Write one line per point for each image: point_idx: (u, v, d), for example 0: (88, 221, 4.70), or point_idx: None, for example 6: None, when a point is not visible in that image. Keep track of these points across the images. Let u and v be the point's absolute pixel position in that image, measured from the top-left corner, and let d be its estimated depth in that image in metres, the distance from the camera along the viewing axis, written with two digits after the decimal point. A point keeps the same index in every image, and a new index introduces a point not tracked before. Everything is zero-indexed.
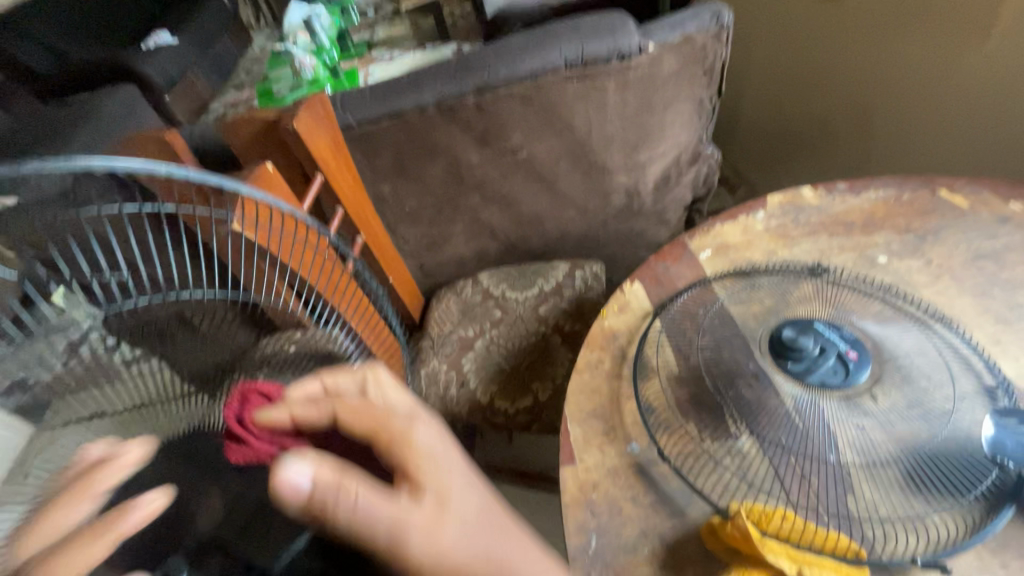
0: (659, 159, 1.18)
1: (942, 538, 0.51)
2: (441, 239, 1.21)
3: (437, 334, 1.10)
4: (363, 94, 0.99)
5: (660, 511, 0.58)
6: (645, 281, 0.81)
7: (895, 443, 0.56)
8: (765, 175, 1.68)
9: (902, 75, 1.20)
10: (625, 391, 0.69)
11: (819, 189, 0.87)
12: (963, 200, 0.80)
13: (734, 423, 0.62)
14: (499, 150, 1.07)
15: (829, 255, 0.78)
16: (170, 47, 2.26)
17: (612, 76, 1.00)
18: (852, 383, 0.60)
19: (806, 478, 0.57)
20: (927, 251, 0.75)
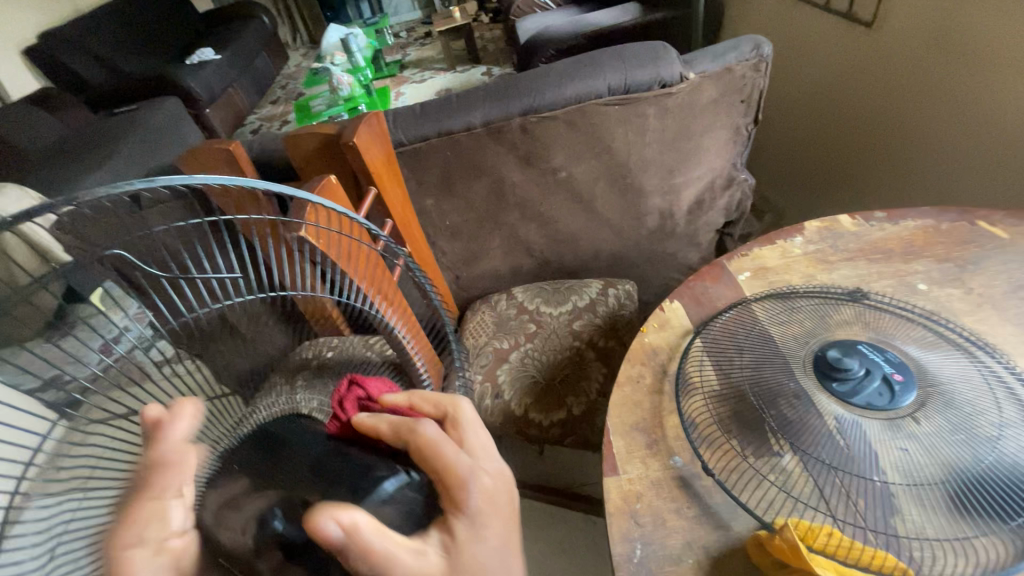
0: (694, 183, 1.21)
1: (991, 560, 0.51)
2: (478, 253, 1.25)
3: (472, 345, 1.13)
4: (415, 113, 1.05)
5: (704, 524, 0.60)
6: (684, 300, 0.84)
7: (940, 466, 0.57)
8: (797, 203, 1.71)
9: (934, 109, 1.21)
10: (666, 405, 0.71)
11: (857, 218, 0.89)
12: (1003, 231, 0.81)
13: (777, 440, 0.63)
14: (540, 170, 1.11)
15: (868, 281, 0.79)
16: (216, 64, 2.38)
17: (653, 103, 1.04)
18: (897, 406, 0.62)
19: (852, 497, 0.57)
20: (968, 280, 0.76)
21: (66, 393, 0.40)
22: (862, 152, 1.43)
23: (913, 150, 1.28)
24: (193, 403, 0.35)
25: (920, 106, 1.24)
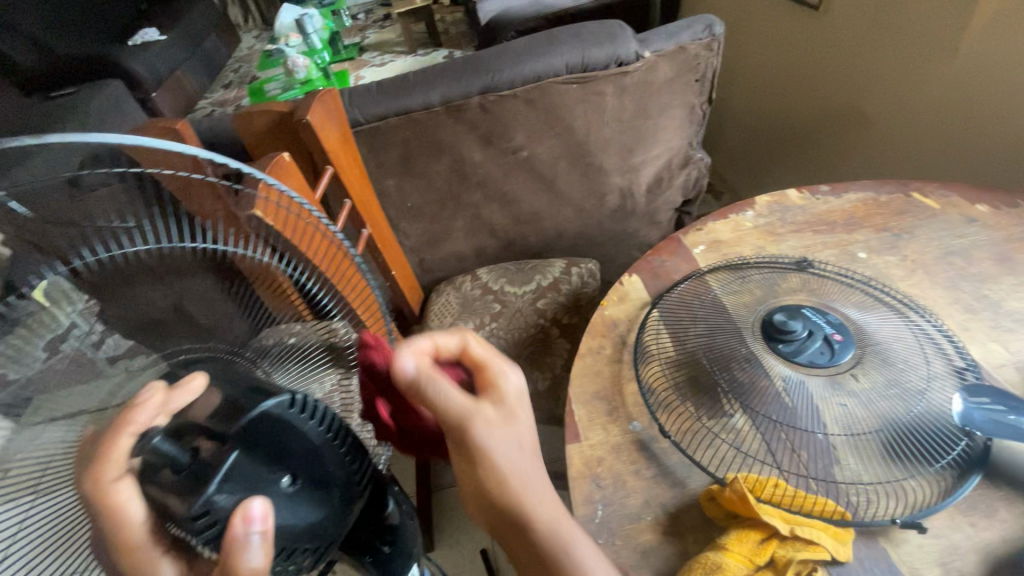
0: (652, 162, 1.23)
1: (918, 501, 0.56)
2: (442, 235, 1.25)
3: (438, 327, 1.13)
4: (372, 92, 1.03)
5: (661, 483, 0.62)
6: (642, 274, 0.86)
7: (875, 418, 0.61)
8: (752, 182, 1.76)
9: (877, 89, 1.26)
10: (626, 373, 0.73)
11: (804, 192, 0.93)
12: (934, 202, 0.87)
13: (729, 402, 0.66)
14: (501, 150, 1.11)
15: (814, 251, 0.83)
16: (160, 45, 2.25)
17: (610, 81, 1.05)
18: (837, 363, 0.65)
19: (796, 450, 0.61)
20: (903, 248, 0.81)
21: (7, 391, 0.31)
22: (812, 132, 1.48)
23: (858, 129, 1.34)
24: (201, 381, 0.35)
25: (863, 87, 1.30)
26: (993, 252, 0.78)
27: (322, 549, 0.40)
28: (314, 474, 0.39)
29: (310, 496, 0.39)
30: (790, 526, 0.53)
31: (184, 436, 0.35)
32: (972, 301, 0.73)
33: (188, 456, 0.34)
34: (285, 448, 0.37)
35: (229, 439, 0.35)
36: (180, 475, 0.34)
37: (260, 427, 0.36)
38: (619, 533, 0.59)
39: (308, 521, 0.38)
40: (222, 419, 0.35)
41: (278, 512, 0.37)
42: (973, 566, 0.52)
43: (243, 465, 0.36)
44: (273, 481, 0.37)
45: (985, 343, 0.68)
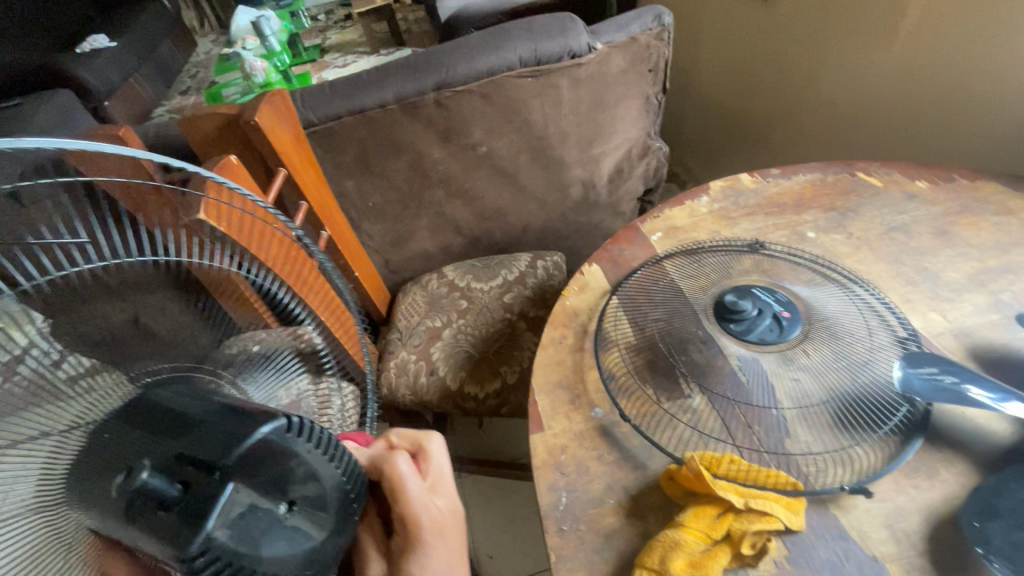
0: (612, 153, 1.25)
1: (866, 467, 0.58)
2: (406, 234, 1.24)
3: (405, 326, 1.12)
4: (324, 91, 1.01)
5: (624, 466, 0.63)
6: (602, 264, 0.87)
7: (824, 389, 0.63)
8: (711, 168, 1.79)
9: (826, 74, 1.30)
10: (587, 361, 0.74)
11: (755, 175, 0.96)
12: (877, 180, 0.90)
13: (687, 383, 0.68)
14: (460, 146, 1.11)
15: (766, 233, 0.86)
16: (109, 51, 2.15)
17: (565, 74, 1.06)
18: (786, 339, 0.68)
19: (751, 426, 0.63)
20: (849, 226, 0.84)
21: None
22: (766, 117, 1.51)
23: (810, 114, 1.38)
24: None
25: (811, 73, 1.33)
26: (933, 226, 0.81)
27: (319, 573, 0.37)
28: (312, 496, 0.37)
29: (309, 518, 0.36)
30: (743, 500, 0.54)
31: (167, 464, 0.33)
32: (913, 274, 0.76)
33: (180, 490, 0.32)
34: (281, 472, 0.35)
35: (221, 467, 0.33)
36: (172, 511, 0.32)
37: (255, 454, 0.34)
38: (583, 518, 0.59)
39: (310, 542, 0.36)
40: (211, 445, 0.33)
41: (270, 542, 0.34)
42: (917, 526, 0.54)
43: (241, 493, 0.33)
44: (269, 509, 0.34)
45: (925, 313, 0.71)
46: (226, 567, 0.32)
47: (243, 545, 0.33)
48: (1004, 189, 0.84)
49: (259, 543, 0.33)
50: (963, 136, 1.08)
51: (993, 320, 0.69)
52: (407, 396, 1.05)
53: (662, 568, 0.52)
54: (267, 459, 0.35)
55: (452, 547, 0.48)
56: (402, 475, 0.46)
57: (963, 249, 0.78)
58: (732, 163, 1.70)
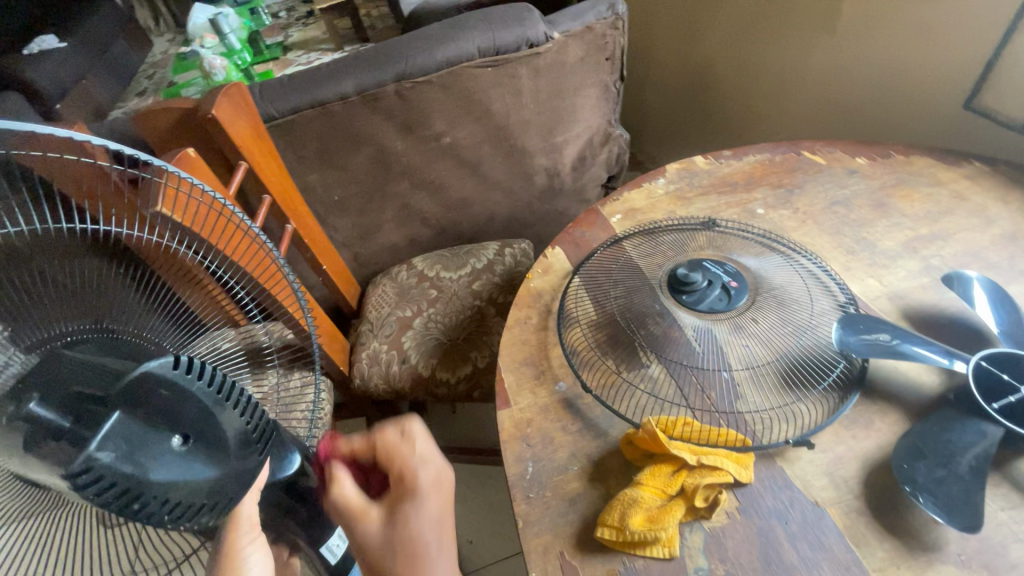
0: (574, 141, 1.28)
1: (810, 422, 0.62)
2: (373, 227, 1.24)
3: (375, 318, 1.13)
4: (282, 85, 1.01)
5: (586, 435, 0.66)
6: (564, 246, 0.90)
7: (771, 353, 0.67)
8: (673, 155, 1.84)
9: (774, 61, 1.35)
10: (551, 339, 0.77)
11: (708, 157, 1.00)
12: (821, 158, 0.95)
13: (645, 354, 0.71)
14: (423, 137, 1.12)
15: (718, 211, 0.89)
16: (59, 51, 2.07)
17: (523, 64, 1.08)
18: (734, 307, 0.71)
19: (705, 391, 0.66)
20: (795, 202, 0.88)
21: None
22: (722, 103, 1.56)
23: (762, 100, 1.43)
24: None
25: (761, 60, 1.38)
26: (871, 198, 0.87)
27: (222, 505, 0.36)
28: (207, 430, 0.36)
29: (206, 452, 0.35)
30: (697, 457, 0.58)
31: (65, 403, 0.32)
32: (853, 244, 0.81)
33: (71, 422, 0.32)
34: (172, 406, 0.34)
35: (109, 400, 0.33)
36: (61, 442, 0.31)
37: (145, 388, 0.34)
38: (548, 485, 0.62)
39: (206, 478, 0.35)
40: (103, 382, 0.33)
41: (163, 468, 0.33)
42: (854, 472, 0.58)
43: (126, 424, 0.33)
44: (160, 440, 0.34)
45: (864, 279, 0.76)
46: (117, 487, 0.31)
47: (133, 468, 0.32)
48: (935, 163, 0.90)
49: (149, 467, 0.32)
50: (902, 118, 1.15)
51: (924, 284, 0.74)
52: (380, 386, 1.06)
53: (621, 523, 0.55)
54: (159, 392, 0.34)
55: (445, 503, 0.54)
56: (399, 439, 0.56)
57: (898, 220, 0.83)
58: (692, 148, 1.75)
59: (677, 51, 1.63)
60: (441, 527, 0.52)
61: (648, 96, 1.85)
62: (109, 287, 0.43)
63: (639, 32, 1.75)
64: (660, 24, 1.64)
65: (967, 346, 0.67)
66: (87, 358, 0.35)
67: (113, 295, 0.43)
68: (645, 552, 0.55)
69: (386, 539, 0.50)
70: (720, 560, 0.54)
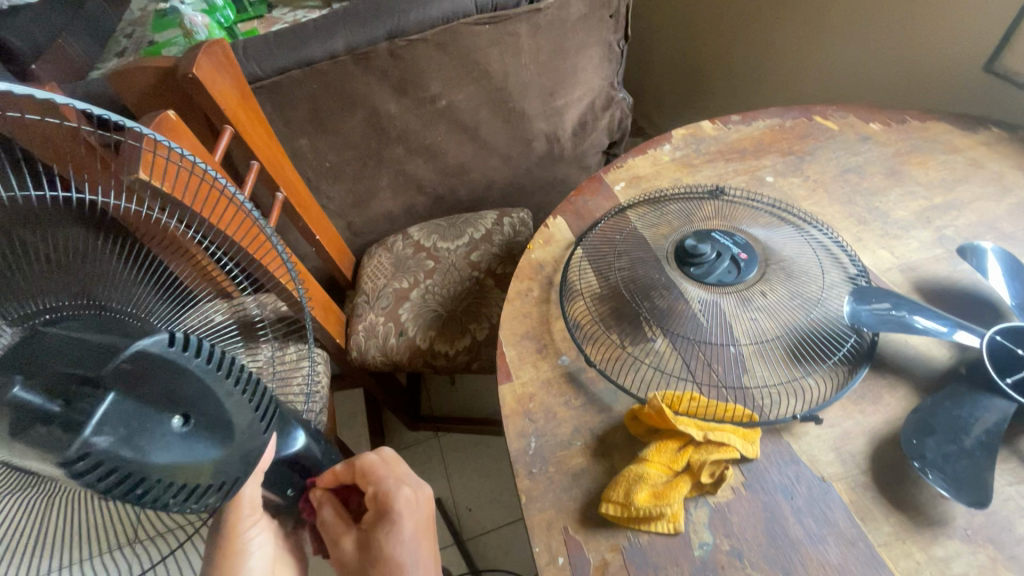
0: (575, 105, 1.23)
1: (816, 396, 0.61)
2: (367, 195, 1.20)
3: (371, 289, 1.11)
4: (267, 42, 0.95)
5: (590, 409, 0.65)
6: (566, 216, 0.87)
7: (779, 326, 0.66)
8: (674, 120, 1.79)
9: (784, 20, 1.30)
10: (553, 312, 0.75)
11: (716, 122, 0.96)
12: (833, 123, 0.91)
13: (650, 328, 0.69)
14: (417, 100, 1.07)
15: (726, 179, 0.86)
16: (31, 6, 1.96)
17: (523, 21, 1.02)
18: (743, 280, 0.69)
19: (711, 365, 0.65)
20: (806, 169, 0.85)
21: None
22: (727, 65, 1.51)
23: (769, 61, 1.38)
24: None
25: (770, 18, 1.33)
26: (884, 166, 0.84)
27: (229, 484, 0.35)
28: (209, 411, 0.34)
29: (209, 432, 0.34)
30: (703, 432, 0.57)
31: (54, 382, 0.29)
32: (865, 213, 0.78)
33: (60, 405, 0.29)
34: (171, 387, 0.32)
35: (102, 381, 0.30)
36: (51, 427, 0.28)
37: (137, 369, 0.31)
38: (551, 460, 0.61)
39: (210, 458, 0.33)
40: (93, 361, 0.30)
41: (164, 451, 0.31)
42: (861, 447, 0.58)
43: (121, 406, 0.30)
44: (162, 421, 0.32)
45: (875, 251, 0.74)
46: (120, 471, 0.30)
47: (134, 453, 0.30)
48: (951, 129, 0.87)
49: (151, 450, 0.31)
50: (914, 82, 1.11)
51: (936, 255, 0.72)
52: (378, 358, 1.05)
53: (626, 500, 0.54)
54: (160, 370, 0.31)
55: (423, 522, 0.55)
56: (381, 461, 0.57)
57: (912, 188, 0.80)
58: (694, 114, 1.70)
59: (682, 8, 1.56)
60: (419, 549, 0.54)
61: (650, 58, 1.78)
62: (92, 258, 0.40)
63: None
64: None
65: (978, 318, 0.66)
66: (71, 335, 0.31)
67: (94, 264, 0.40)
68: (649, 527, 0.55)
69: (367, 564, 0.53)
70: (725, 535, 0.54)
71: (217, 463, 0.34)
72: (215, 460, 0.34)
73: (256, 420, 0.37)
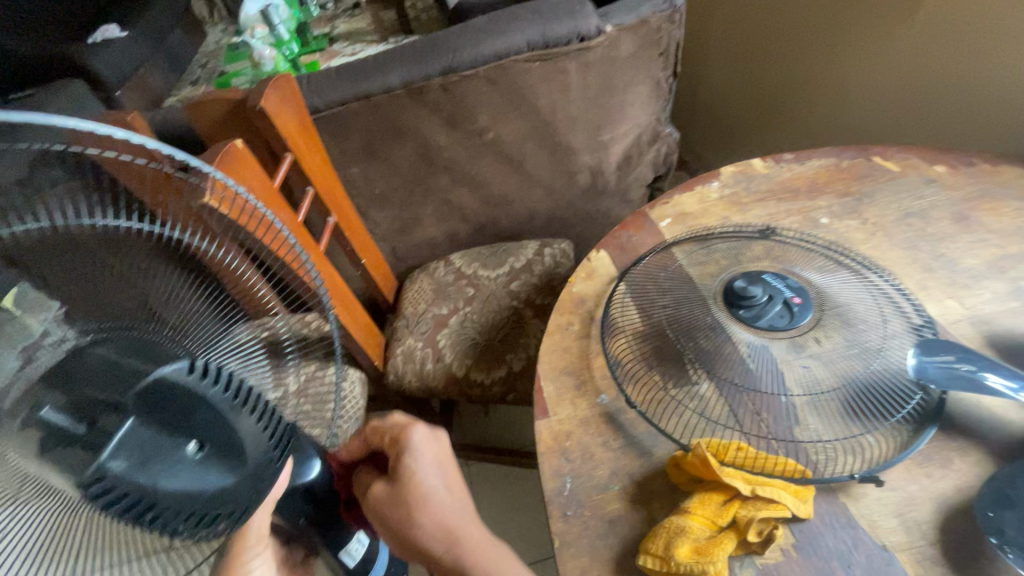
0: (621, 140, 1.23)
1: (876, 456, 0.57)
2: (412, 222, 1.23)
3: (411, 313, 1.12)
4: (329, 77, 1.00)
5: (629, 453, 0.62)
6: (609, 250, 0.86)
7: (835, 377, 0.62)
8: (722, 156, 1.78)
9: (839, 58, 1.28)
10: (593, 348, 0.73)
11: (768, 160, 0.94)
12: (894, 165, 0.88)
13: (694, 370, 0.67)
14: (466, 132, 1.10)
15: (777, 219, 0.84)
16: (120, 41, 2.15)
17: (573, 58, 1.04)
18: (796, 326, 0.66)
19: (759, 414, 0.62)
20: (863, 211, 0.82)
21: None
22: (780, 101, 1.49)
23: (825, 98, 1.35)
24: None
25: (826, 56, 1.31)
26: (951, 211, 0.79)
27: (239, 513, 0.34)
28: (222, 438, 0.34)
29: (223, 460, 0.34)
30: (751, 487, 0.54)
31: (82, 405, 0.30)
32: (930, 260, 0.74)
33: (85, 427, 0.30)
34: (189, 405, 0.33)
35: (124, 406, 0.31)
36: (73, 448, 0.30)
37: (161, 391, 0.32)
38: (587, 504, 0.59)
39: (219, 487, 0.33)
40: (123, 385, 0.31)
41: (175, 477, 0.32)
42: (929, 516, 0.53)
43: (140, 433, 0.31)
44: (176, 447, 0.32)
45: (942, 301, 0.69)
46: (130, 496, 0.31)
47: (146, 477, 0.31)
48: None
49: (161, 475, 0.31)
50: (984, 121, 1.06)
51: (1012, 308, 0.67)
52: (414, 383, 1.05)
53: (667, 554, 0.52)
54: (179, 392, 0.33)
55: (443, 453, 0.59)
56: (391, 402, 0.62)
57: (983, 235, 0.76)
58: (744, 151, 1.68)
59: (737, 43, 1.56)
60: (442, 476, 0.57)
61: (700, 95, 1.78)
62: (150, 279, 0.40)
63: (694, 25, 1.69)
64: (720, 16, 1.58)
65: None
66: (117, 358, 0.32)
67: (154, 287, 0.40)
68: None
69: (396, 497, 0.54)
70: None
71: (226, 491, 0.33)
72: (223, 488, 0.33)
73: (270, 449, 0.37)
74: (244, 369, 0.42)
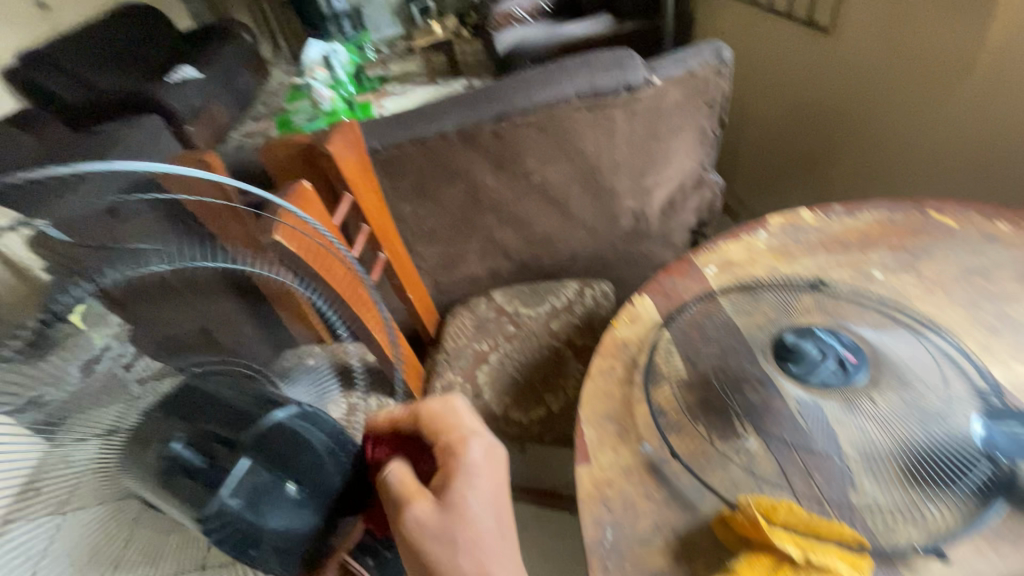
0: (665, 185, 1.25)
1: (939, 528, 0.56)
2: (457, 258, 1.27)
3: (452, 348, 1.15)
4: (389, 121, 1.07)
5: (673, 506, 0.61)
6: (653, 295, 0.87)
7: (892, 441, 0.59)
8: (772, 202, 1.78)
9: (892, 110, 1.27)
10: (636, 395, 0.73)
11: (817, 211, 0.93)
12: (952, 220, 0.86)
13: (741, 424, 0.66)
14: (514, 175, 1.14)
15: (827, 271, 0.83)
16: None
17: (620, 107, 1.07)
18: (853, 384, 0.63)
19: (811, 473, 0.60)
20: (919, 267, 0.80)
21: (44, 412, 0.37)
22: (830, 151, 1.48)
23: (877, 148, 1.34)
24: None
25: (879, 107, 1.30)
26: (1015, 270, 0.77)
27: (315, 553, 0.43)
28: (313, 479, 0.42)
29: (314, 501, 0.41)
30: (803, 553, 0.52)
31: (201, 442, 0.38)
32: (993, 321, 0.71)
33: (205, 462, 0.37)
34: (285, 451, 0.40)
35: (240, 447, 0.38)
36: (196, 480, 0.37)
37: (268, 435, 0.40)
38: (628, 557, 0.58)
39: (310, 526, 0.41)
40: (233, 427, 0.39)
41: (279, 517, 0.39)
42: None
43: (251, 472, 0.38)
44: (280, 488, 0.39)
45: (1009, 364, 0.66)
46: (242, 532, 0.38)
47: (255, 515, 0.38)
48: None
49: (268, 516, 0.39)
50: None
51: None
52: None
53: None
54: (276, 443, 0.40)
55: (499, 490, 0.54)
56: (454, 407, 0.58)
57: None
58: (796, 200, 1.66)
59: (790, 92, 1.57)
60: (488, 509, 0.52)
61: (755, 139, 1.79)
62: None
63: (750, 71, 1.72)
64: (773, 64, 1.60)
65: None
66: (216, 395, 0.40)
67: None
68: None
69: (442, 527, 0.49)
70: None
71: (315, 532, 0.42)
72: (314, 529, 0.41)
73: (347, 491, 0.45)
74: (319, 398, 0.51)
